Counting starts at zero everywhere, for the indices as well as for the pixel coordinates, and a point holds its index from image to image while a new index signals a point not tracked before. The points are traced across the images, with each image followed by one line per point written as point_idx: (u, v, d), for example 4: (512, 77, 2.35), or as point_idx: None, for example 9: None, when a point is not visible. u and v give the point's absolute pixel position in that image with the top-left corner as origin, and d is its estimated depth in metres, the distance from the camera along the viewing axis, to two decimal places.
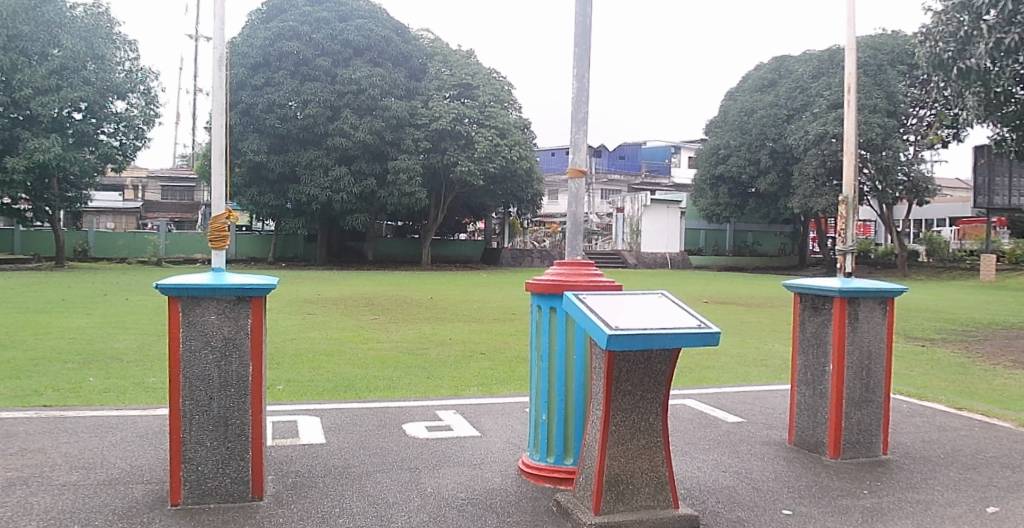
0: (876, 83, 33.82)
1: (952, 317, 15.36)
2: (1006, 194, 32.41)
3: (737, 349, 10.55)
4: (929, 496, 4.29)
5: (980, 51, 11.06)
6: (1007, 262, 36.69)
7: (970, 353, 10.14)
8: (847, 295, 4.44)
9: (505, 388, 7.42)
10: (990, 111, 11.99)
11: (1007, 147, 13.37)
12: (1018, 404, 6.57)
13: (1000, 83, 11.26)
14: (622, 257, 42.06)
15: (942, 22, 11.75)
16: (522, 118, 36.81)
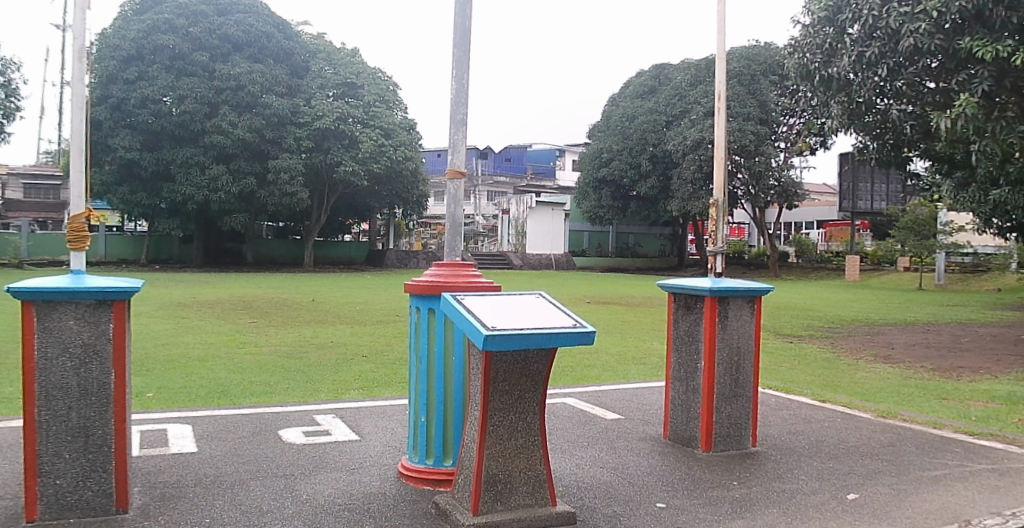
0: (750, 91, 35.40)
1: (816, 314, 16.38)
2: (869, 199, 36.44)
3: (617, 348, 10.83)
4: (794, 485, 4.50)
5: (843, 64, 11.70)
6: (868, 263, 39.24)
7: (836, 348, 10.77)
8: (717, 294, 4.60)
9: (387, 391, 7.38)
10: (854, 119, 12.37)
11: (870, 156, 13.54)
12: (876, 395, 7.03)
13: (863, 93, 11.77)
14: (507, 259, 42.25)
15: (810, 34, 12.41)
16: (409, 119, 36.73)
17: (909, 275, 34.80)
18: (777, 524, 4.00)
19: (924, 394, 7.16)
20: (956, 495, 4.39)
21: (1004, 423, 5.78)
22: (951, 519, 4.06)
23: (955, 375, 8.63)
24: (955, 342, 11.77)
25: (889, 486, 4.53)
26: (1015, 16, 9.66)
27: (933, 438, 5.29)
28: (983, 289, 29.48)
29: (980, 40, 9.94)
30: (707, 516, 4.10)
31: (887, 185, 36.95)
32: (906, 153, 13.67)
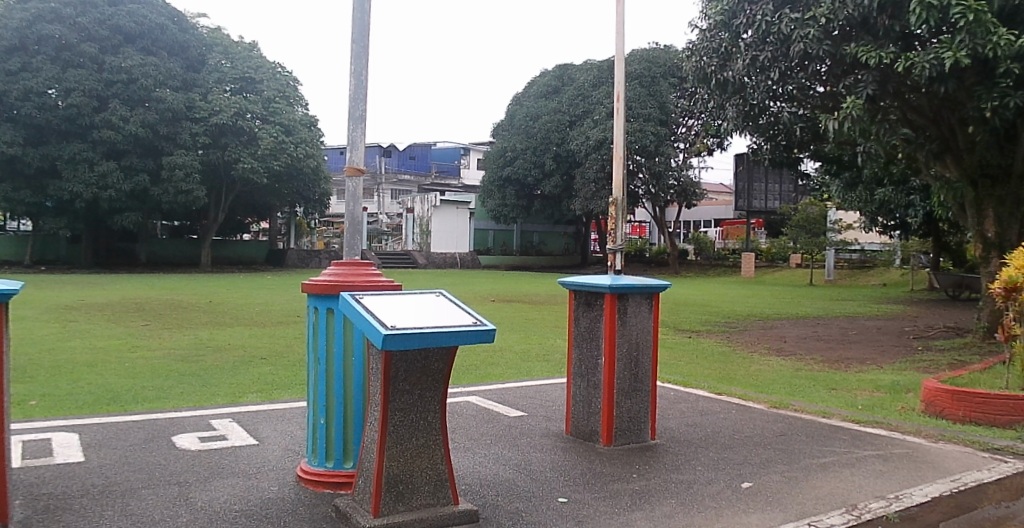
0: (650, 93, 36.02)
1: (715, 310, 16.96)
2: (763, 198, 37.43)
3: (520, 346, 10.91)
4: (691, 476, 4.64)
5: (739, 66, 12.06)
6: (764, 260, 40.44)
7: (731, 343, 11.17)
8: (616, 291, 4.67)
9: (287, 393, 7.29)
10: (747, 121, 12.98)
11: (762, 156, 14.63)
12: (769, 387, 7.33)
13: (757, 95, 12.30)
14: (411, 257, 41.99)
15: (706, 38, 12.72)
16: (310, 116, 36.55)
17: (801, 271, 36.36)
18: (676, 514, 4.13)
19: (814, 384, 7.52)
20: (843, 481, 4.62)
21: (887, 411, 6.15)
22: (838, 504, 4.29)
23: (843, 366, 9.09)
24: (843, 335, 12.41)
25: (782, 473, 4.71)
26: (897, 26, 10.25)
27: (823, 427, 5.56)
28: (869, 283, 31.16)
29: (864, 46, 10.50)
30: (609, 509, 4.18)
31: (781, 184, 38.24)
32: (795, 155, 14.67)
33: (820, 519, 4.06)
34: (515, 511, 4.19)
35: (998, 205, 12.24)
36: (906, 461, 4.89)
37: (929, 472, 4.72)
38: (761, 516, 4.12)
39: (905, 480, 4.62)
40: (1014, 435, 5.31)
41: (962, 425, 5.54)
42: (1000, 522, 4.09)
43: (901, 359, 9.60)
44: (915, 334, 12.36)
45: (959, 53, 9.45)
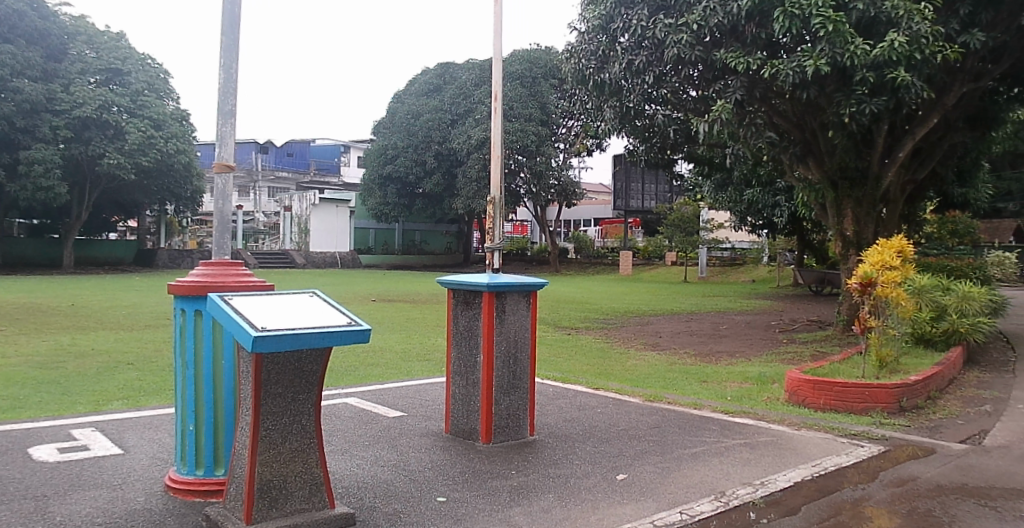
0: (531, 93, 36.32)
1: (593, 308, 17.23)
2: (640, 199, 40.01)
3: (400, 345, 10.82)
4: (568, 470, 4.74)
5: (615, 70, 11.86)
6: (640, 258, 41.08)
7: (609, 338, 11.47)
8: (494, 289, 4.71)
9: (155, 399, 7.05)
10: (625, 123, 12.86)
11: (639, 156, 14.85)
12: (644, 381, 7.57)
13: (632, 99, 12.21)
14: (289, 257, 39.98)
15: (585, 40, 12.38)
16: (180, 110, 34.76)
17: (675, 269, 37.69)
18: (553, 508, 4.21)
19: (687, 378, 7.82)
20: (713, 469, 4.81)
21: (755, 401, 6.46)
22: (709, 491, 4.49)
23: (715, 359, 9.45)
24: (715, 330, 12.87)
25: (655, 464, 4.87)
26: (763, 34, 10.17)
27: (695, 418, 5.79)
28: (738, 280, 32.67)
29: (734, 52, 10.37)
30: (486, 506, 4.22)
31: (655, 185, 40.63)
32: (669, 156, 14.82)
33: (690, 507, 4.25)
34: (393, 510, 4.18)
35: (856, 205, 12.38)
36: (771, 448, 5.14)
37: (792, 457, 4.97)
38: (635, 507, 4.26)
39: (771, 466, 4.85)
40: (869, 421, 5.71)
41: (824, 413, 5.91)
42: (856, 502, 4.38)
43: (767, 351, 10.07)
44: (781, 328, 12.93)
45: (819, 61, 9.39)
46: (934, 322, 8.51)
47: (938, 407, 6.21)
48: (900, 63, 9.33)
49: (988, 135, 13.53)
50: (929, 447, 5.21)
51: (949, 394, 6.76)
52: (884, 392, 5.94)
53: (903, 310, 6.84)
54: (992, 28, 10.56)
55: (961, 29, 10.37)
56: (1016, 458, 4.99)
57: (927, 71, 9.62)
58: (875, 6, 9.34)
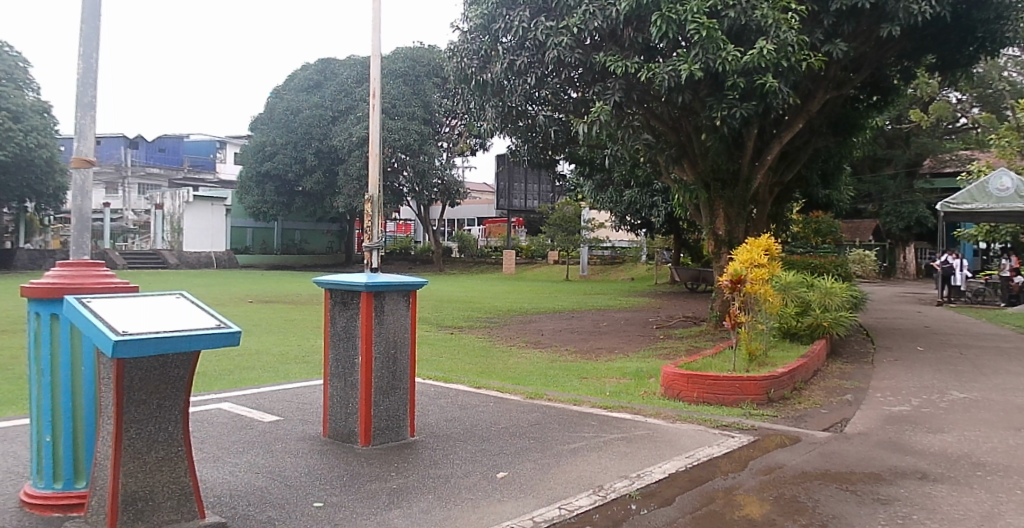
0: (414, 91, 36.22)
1: (476, 307, 17.20)
2: (523, 198, 40.65)
3: (278, 347, 10.50)
4: (448, 470, 4.73)
5: (497, 70, 11.72)
6: (522, 257, 41.55)
7: (492, 337, 11.56)
8: (372, 289, 4.67)
9: (7, 411, 6.60)
10: (507, 122, 12.77)
11: (521, 156, 14.74)
12: (524, 378, 7.65)
13: (514, 99, 12.10)
14: (161, 257, 37.38)
15: (467, 40, 12.19)
16: (42, 102, 32.76)
17: (558, 267, 38.42)
18: (433, 509, 4.18)
19: (568, 374, 7.95)
20: (591, 463, 4.89)
21: (632, 396, 6.61)
22: (587, 486, 4.56)
23: (594, 356, 9.64)
24: (595, 327, 13.15)
25: (535, 461, 4.91)
26: (641, 38, 10.32)
27: (575, 414, 5.89)
28: (618, 278, 33.47)
29: (612, 55, 10.47)
30: (364, 510, 4.13)
31: (538, 185, 41.64)
32: (551, 156, 14.87)
33: (569, 502, 4.31)
34: (267, 512, 4.07)
35: (727, 205, 12.78)
36: (648, 442, 5.26)
37: (667, 450, 5.11)
38: (515, 504, 4.28)
39: (647, 459, 4.96)
40: (739, 413, 5.96)
41: (697, 406, 6.10)
42: (728, 490, 4.55)
43: (645, 347, 10.38)
44: (659, 325, 13.30)
45: (692, 66, 9.59)
46: (800, 316, 8.83)
47: (803, 398, 6.54)
48: (768, 69, 9.64)
49: (848, 141, 14.22)
50: (795, 436, 5.47)
51: (813, 385, 7.13)
52: (753, 384, 6.21)
53: (771, 305, 7.17)
54: (853, 39, 10.98)
55: (824, 39, 10.69)
56: (872, 443, 5.32)
57: (793, 78, 9.98)
58: (746, 14, 9.63)
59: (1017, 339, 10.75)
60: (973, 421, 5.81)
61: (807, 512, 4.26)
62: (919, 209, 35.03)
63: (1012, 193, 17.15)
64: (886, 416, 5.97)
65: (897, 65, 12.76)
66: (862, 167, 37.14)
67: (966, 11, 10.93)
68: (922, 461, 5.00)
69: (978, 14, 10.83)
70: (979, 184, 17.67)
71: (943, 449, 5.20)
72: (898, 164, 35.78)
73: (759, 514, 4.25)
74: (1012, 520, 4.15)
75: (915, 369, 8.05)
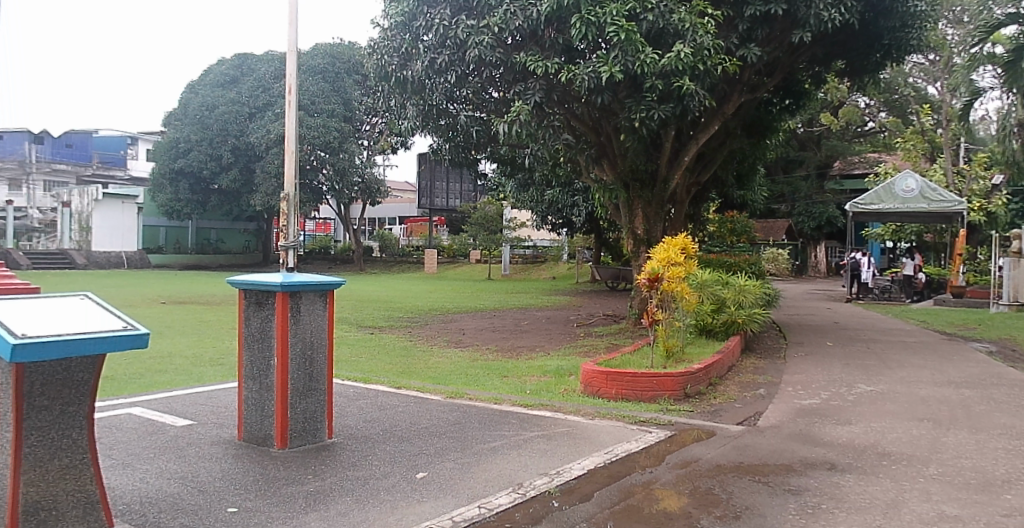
0: (334, 88, 35.75)
1: (396, 306, 17.11)
2: (444, 197, 40.69)
3: (192, 350, 10.21)
4: (367, 471, 4.69)
5: (418, 68, 11.46)
6: (445, 256, 41.64)
7: (413, 337, 11.46)
8: (288, 289, 4.70)
9: None
10: (428, 120, 12.55)
11: (443, 156, 14.55)
12: (446, 378, 7.62)
13: (436, 98, 11.88)
14: (68, 256, 36.14)
15: (388, 37, 11.85)
16: None
17: (480, 266, 38.63)
18: (351, 511, 4.12)
19: (490, 373, 7.95)
20: (511, 461, 4.91)
21: (554, 393, 6.68)
22: (506, 484, 4.57)
23: (517, 354, 9.66)
24: (517, 326, 13.15)
25: (455, 460, 4.90)
26: (561, 39, 10.38)
27: (495, 412, 5.91)
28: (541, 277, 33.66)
29: (533, 55, 10.47)
30: (279, 514, 4.04)
31: (460, 185, 41.79)
32: (472, 155, 14.77)
33: (488, 501, 4.31)
34: (177, 518, 3.95)
35: (645, 205, 13.02)
36: (567, 439, 5.31)
37: (587, 447, 5.16)
38: (434, 504, 4.26)
39: (566, 456, 5.00)
40: (658, 408, 6.08)
41: (616, 402, 6.20)
42: (646, 484, 4.62)
43: (567, 345, 10.45)
44: (579, 323, 13.44)
45: (612, 67, 9.67)
46: (715, 313, 9.03)
47: (719, 393, 6.71)
48: (684, 72, 9.82)
49: (762, 142, 14.66)
50: (711, 430, 5.59)
51: (729, 380, 7.33)
52: (671, 380, 6.33)
53: (687, 303, 7.34)
54: (766, 43, 11.29)
55: (739, 43, 10.98)
56: (784, 435, 5.48)
57: (708, 81, 10.20)
58: (664, 18, 9.81)
59: (922, 334, 11.25)
60: (878, 413, 6.05)
61: (722, 504, 4.35)
62: (829, 209, 36.31)
63: (917, 194, 17.98)
64: (797, 409, 6.16)
65: (808, 70, 13.20)
66: (775, 168, 38.33)
67: (872, 19, 11.41)
68: (831, 451, 5.17)
69: (884, 22, 11.32)
70: (886, 185, 18.27)
71: (851, 439, 5.40)
72: (810, 165, 37.24)
73: (677, 507, 4.33)
74: (914, 507, 4.33)
75: (825, 364, 8.35)
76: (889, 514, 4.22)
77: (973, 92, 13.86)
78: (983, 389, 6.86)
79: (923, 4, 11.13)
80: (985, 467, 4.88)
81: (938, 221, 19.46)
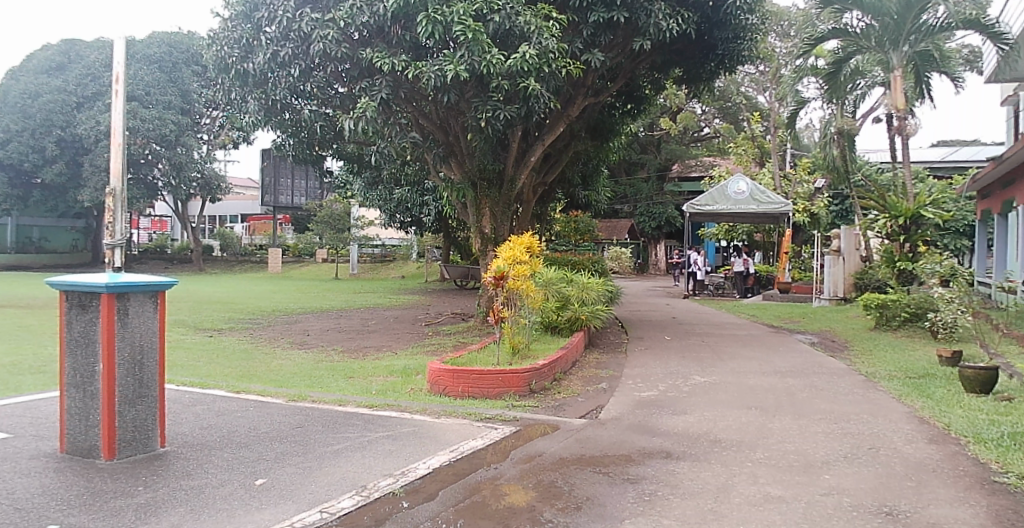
0: (170, 79, 34.20)
1: (237, 307, 16.73)
2: (289, 194, 39.85)
3: (7, 358, 9.43)
4: (202, 480, 4.51)
5: (259, 61, 11.07)
6: (292, 255, 41.45)
7: (254, 339, 11.18)
8: (114, 290, 4.62)
9: None
10: (271, 115, 12.14)
11: (286, 152, 14.18)
12: (288, 380, 7.48)
13: (278, 92, 11.50)
14: None
15: (228, 28, 11.45)
16: None
17: (327, 266, 37.95)
18: (184, 522, 3.90)
19: (334, 375, 7.84)
20: (354, 463, 4.85)
21: (400, 393, 6.68)
22: (349, 487, 4.49)
23: (363, 355, 9.59)
24: (364, 325, 13.10)
25: (296, 465, 4.80)
26: (408, 36, 10.35)
27: (339, 414, 5.85)
28: (389, 275, 33.56)
29: (379, 51, 10.36)
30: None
31: (304, 181, 40.95)
32: (317, 153, 14.42)
33: (331, 505, 4.21)
34: None
35: (492, 204, 13.14)
36: (412, 438, 5.31)
37: (432, 445, 5.18)
38: (273, 511, 4.12)
39: (411, 455, 5.00)
40: (503, 404, 6.20)
41: (461, 400, 6.29)
42: (491, 480, 4.68)
43: (413, 344, 10.44)
44: (426, 322, 13.44)
45: (458, 67, 9.69)
46: (559, 311, 9.25)
47: (563, 387, 6.93)
48: (530, 73, 10.01)
49: (605, 145, 15.17)
50: (554, 424, 5.77)
51: (571, 374, 7.60)
52: (515, 377, 6.50)
53: (532, 300, 7.58)
54: (609, 49, 11.67)
55: (583, 48, 11.33)
56: (623, 427, 5.69)
57: (553, 83, 10.47)
58: (510, 19, 9.94)
59: (753, 327, 12.05)
60: (711, 402, 6.40)
61: (564, 496, 4.46)
62: (668, 210, 37.71)
63: (748, 196, 19.18)
64: (636, 401, 6.42)
65: (649, 76, 13.78)
66: (619, 169, 39.55)
67: (707, 29, 12.08)
68: (667, 440, 5.42)
69: (718, 33, 12.01)
70: (720, 187, 19.46)
71: (685, 428, 5.68)
72: (650, 168, 38.34)
73: (522, 502, 4.40)
74: (743, 490, 4.59)
75: (664, 357, 8.76)
76: (721, 497, 4.46)
77: (799, 102, 15.82)
78: (805, 378, 7.40)
79: (753, 17, 11.87)
80: (807, 450, 5.24)
81: (768, 221, 20.32)
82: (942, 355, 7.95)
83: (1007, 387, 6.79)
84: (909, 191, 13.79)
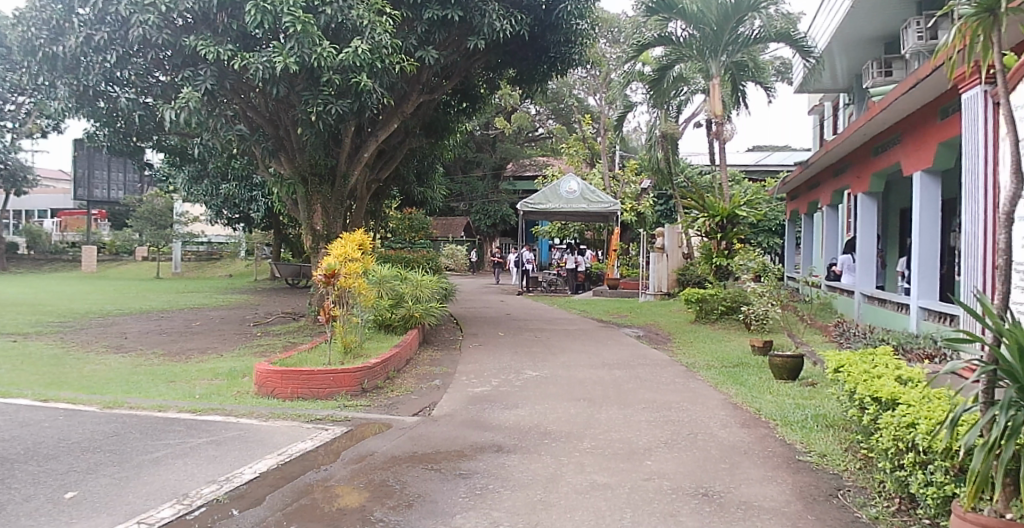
0: None
1: (43, 310, 15.56)
2: (106, 187, 37.63)
3: None
4: (4, 497, 4.18)
5: (71, 44, 10.30)
6: (107, 253, 38.89)
7: (64, 343, 10.54)
8: None
9: None
10: (83, 103, 11.32)
11: (99, 142, 13.25)
12: (102, 387, 7.11)
13: (92, 79, 10.75)
14: None
15: (34, 7, 10.57)
16: None
17: (147, 265, 35.68)
18: None
19: (152, 379, 7.49)
20: (176, 471, 4.67)
21: (224, 396, 6.50)
22: (169, 496, 4.30)
23: (186, 357, 9.20)
24: (187, 326, 12.60)
25: (111, 476, 4.56)
26: (235, 25, 10.01)
27: (158, 421, 5.63)
28: (216, 274, 31.87)
29: (204, 39, 9.90)
30: None
31: (123, 174, 39.02)
32: (135, 143, 13.57)
33: (149, 515, 4.00)
34: None
35: (325, 200, 12.91)
36: (237, 443, 5.19)
37: (259, 449, 5.08)
38: (85, 525, 3.85)
39: (237, 460, 4.87)
40: (335, 404, 6.17)
41: (291, 401, 6.20)
42: (321, 482, 4.62)
43: (242, 345, 10.13)
44: (255, 322, 13.08)
45: (287, 59, 9.44)
46: (393, 308, 9.30)
47: (395, 386, 6.98)
48: (362, 68, 9.91)
49: (440, 141, 15.24)
50: (387, 422, 5.81)
51: (406, 373, 7.65)
52: (346, 377, 6.52)
53: (364, 299, 7.56)
54: (444, 48, 11.71)
55: (418, 45, 11.31)
56: (456, 423, 5.80)
57: (387, 79, 10.42)
58: (342, 13, 9.84)
59: (583, 322, 12.58)
60: (539, 396, 6.65)
61: (395, 494, 4.48)
62: (503, 208, 38.47)
63: (579, 195, 19.86)
64: (469, 398, 6.57)
65: (483, 75, 13.99)
66: (454, 168, 39.48)
67: (540, 33, 12.43)
68: (499, 435, 5.56)
69: (550, 36, 12.39)
70: (552, 187, 20.02)
71: (517, 422, 5.86)
72: (485, 166, 38.73)
73: (353, 502, 4.37)
74: (572, 478, 4.79)
75: (500, 352, 9.01)
76: (550, 487, 4.62)
77: (626, 106, 16.58)
78: (631, 369, 7.83)
79: (583, 23, 12.28)
80: (630, 437, 5.55)
81: (598, 221, 21.55)
82: (755, 345, 8.66)
83: (810, 374, 7.49)
84: (725, 191, 14.61)
